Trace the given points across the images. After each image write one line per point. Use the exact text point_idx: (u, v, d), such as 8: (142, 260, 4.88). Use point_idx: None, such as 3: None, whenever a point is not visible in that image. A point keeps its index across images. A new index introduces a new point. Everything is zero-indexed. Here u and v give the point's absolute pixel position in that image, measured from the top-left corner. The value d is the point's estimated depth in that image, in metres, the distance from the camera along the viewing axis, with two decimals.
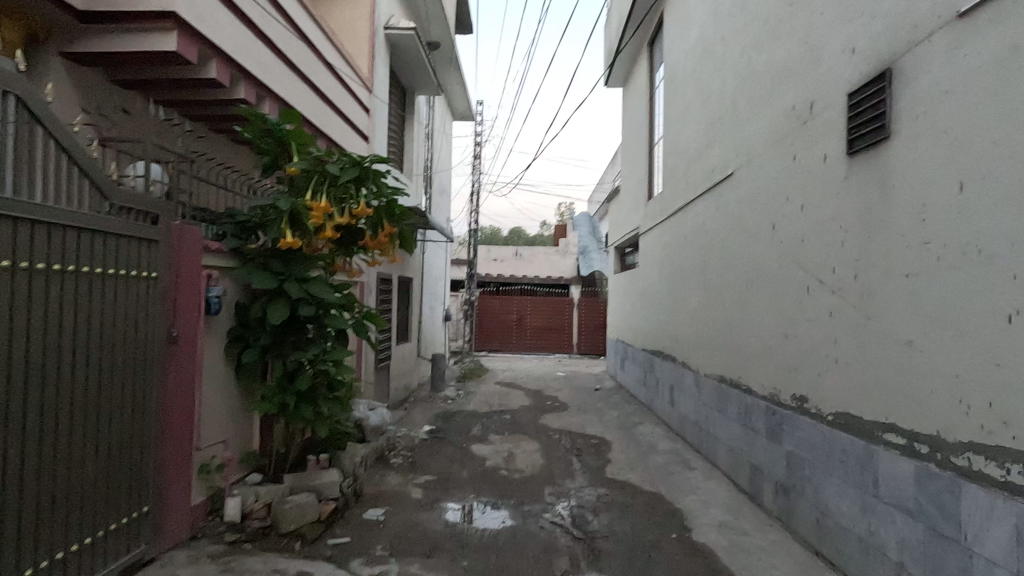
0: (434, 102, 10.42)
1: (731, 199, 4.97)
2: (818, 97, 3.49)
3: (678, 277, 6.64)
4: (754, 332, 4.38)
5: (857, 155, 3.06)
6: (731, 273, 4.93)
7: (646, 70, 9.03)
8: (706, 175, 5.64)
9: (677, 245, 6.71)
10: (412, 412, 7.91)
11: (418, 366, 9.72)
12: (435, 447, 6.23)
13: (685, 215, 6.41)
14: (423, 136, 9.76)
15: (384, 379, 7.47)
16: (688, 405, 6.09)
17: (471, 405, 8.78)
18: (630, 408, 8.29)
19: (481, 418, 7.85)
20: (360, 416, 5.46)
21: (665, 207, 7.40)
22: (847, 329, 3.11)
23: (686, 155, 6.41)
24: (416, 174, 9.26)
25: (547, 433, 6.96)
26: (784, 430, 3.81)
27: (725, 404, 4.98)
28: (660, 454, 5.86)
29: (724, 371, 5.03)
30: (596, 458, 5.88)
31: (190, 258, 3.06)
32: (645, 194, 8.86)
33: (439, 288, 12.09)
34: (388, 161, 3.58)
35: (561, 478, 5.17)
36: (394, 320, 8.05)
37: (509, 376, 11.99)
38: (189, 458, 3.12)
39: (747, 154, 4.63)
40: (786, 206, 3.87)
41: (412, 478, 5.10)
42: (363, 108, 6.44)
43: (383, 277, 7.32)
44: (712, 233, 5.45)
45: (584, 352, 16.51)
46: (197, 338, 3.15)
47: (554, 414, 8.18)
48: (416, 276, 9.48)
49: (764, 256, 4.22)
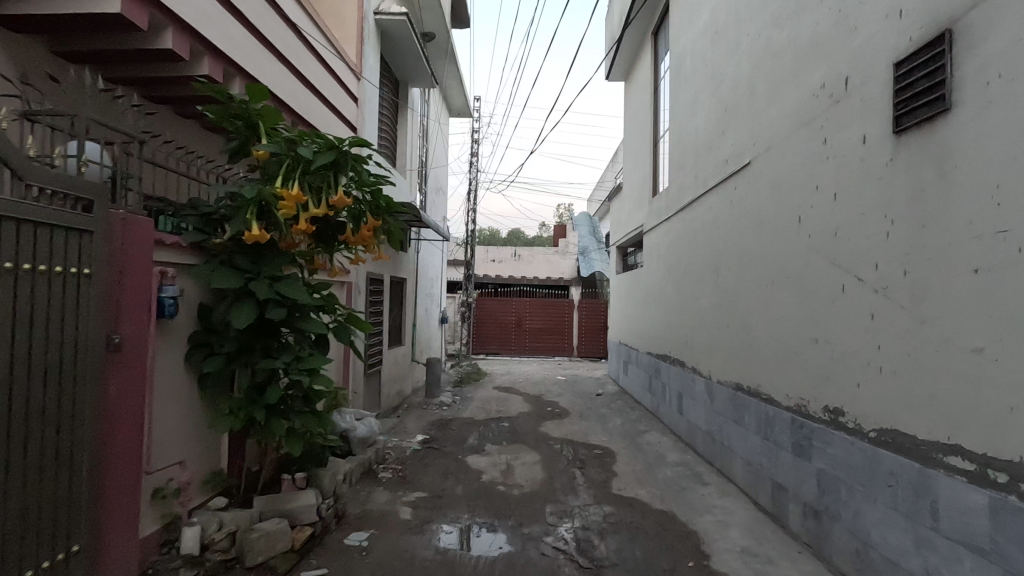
0: (429, 95, 10.02)
1: (747, 192, 4.57)
2: (853, 70, 3.09)
3: (687, 277, 6.23)
4: (776, 336, 3.98)
5: (905, 133, 2.66)
6: (748, 272, 4.53)
7: (649, 61, 8.65)
8: (719, 166, 5.25)
9: (686, 243, 6.30)
10: (405, 420, 7.49)
11: (412, 371, 9.28)
12: (428, 460, 5.81)
13: (694, 211, 6.01)
14: (418, 130, 9.36)
15: (374, 385, 7.05)
16: (698, 413, 5.69)
17: (467, 411, 8.36)
18: (635, 415, 7.88)
19: (478, 426, 7.43)
20: (343, 427, 5.05)
21: (672, 203, 7.00)
22: (894, 333, 2.71)
23: (695, 147, 6.02)
24: (410, 171, 8.86)
25: (547, 443, 6.55)
26: (814, 446, 3.41)
27: (741, 415, 4.58)
28: (669, 466, 5.45)
29: (741, 378, 4.63)
30: (600, 471, 5.47)
31: (136, 252, 2.64)
32: (650, 191, 8.45)
33: (435, 288, 11.69)
34: (369, 144, 3.18)
35: (564, 495, 4.75)
36: (386, 323, 7.63)
37: (508, 380, 11.57)
38: (139, 483, 2.72)
39: (766, 141, 4.23)
40: (815, 195, 3.47)
41: (402, 496, 4.68)
42: (350, 97, 6.03)
43: (373, 277, 6.93)
44: (725, 229, 5.05)
45: (584, 355, 16.10)
46: (146, 344, 2.73)
47: (555, 421, 7.77)
48: (410, 277, 9.06)
49: (788, 253, 3.82)
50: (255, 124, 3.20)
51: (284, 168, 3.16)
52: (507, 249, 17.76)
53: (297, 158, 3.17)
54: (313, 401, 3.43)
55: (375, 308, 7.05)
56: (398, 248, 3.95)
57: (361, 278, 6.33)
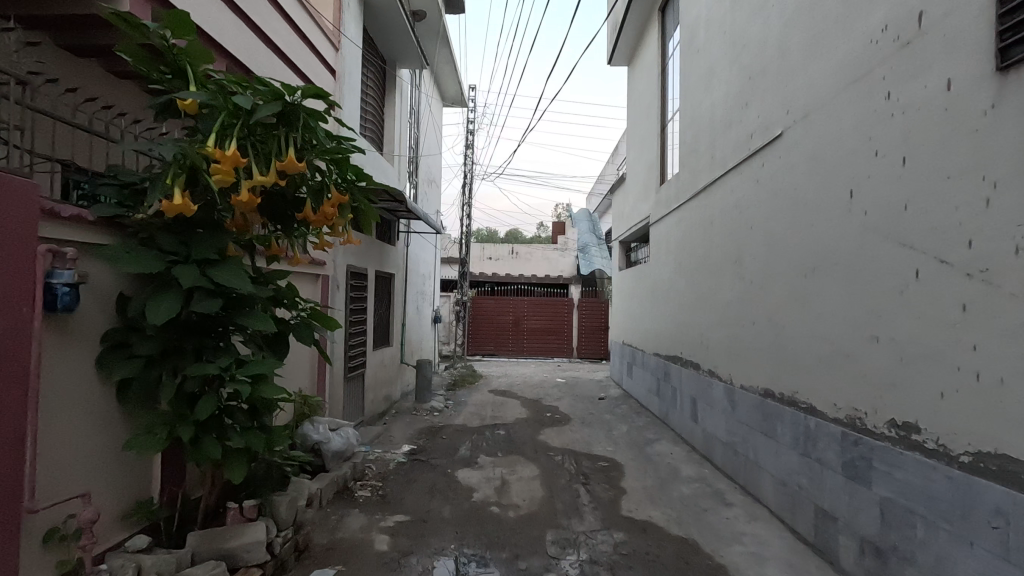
0: (420, 80, 9.39)
1: (778, 168, 3.96)
2: (931, 2, 2.48)
3: (702, 269, 5.61)
4: (817, 336, 3.37)
5: (1017, 67, 2.06)
6: (779, 261, 3.92)
7: (656, 40, 8.04)
8: (741, 142, 4.63)
9: (701, 232, 5.68)
10: (391, 428, 6.85)
11: (401, 374, 8.63)
12: (413, 475, 5.17)
13: (711, 196, 5.40)
14: (407, 116, 8.74)
15: (356, 390, 6.42)
16: (717, 422, 5.07)
17: (460, 418, 7.73)
18: (641, 422, 7.27)
19: (471, 435, 6.79)
20: (315, 438, 4.44)
21: (684, 189, 6.38)
22: (999, 329, 2.10)
23: (711, 125, 5.40)
24: (400, 159, 8.25)
25: (547, 455, 5.91)
26: (875, 470, 2.79)
27: (772, 425, 3.96)
28: (685, 482, 4.82)
29: (771, 383, 4.02)
30: (607, 488, 4.84)
31: (7, 221, 2.00)
32: (657, 179, 7.84)
33: (427, 286, 11.05)
34: (325, 94, 2.54)
35: (567, 518, 4.13)
36: (371, 322, 7.01)
37: (505, 383, 10.93)
38: (16, 530, 2.06)
39: (803, 107, 3.63)
40: (874, 163, 2.86)
41: (380, 520, 4.04)
42: (327, 68, 5.41)
43: (355, 271, 6.30)
44: (750, 214, 4.44)
45: (584, 356, 15.50)
46: (25, 344, 2.09)
47: (555, 429, 7.15)
48: (399, 273, 8.43)
49: (836, 234, 3.20)
50: (184, 69, 2.55)
51: (220, 124, 2.53)
52: (504, 247, 17.10)
53: (236, 111, 2.54)
54: (261, 415, 2.77)
55: (357, 305, 6.42)
56: (371, 231, 3.34)
57: (339, 271, 5.71)
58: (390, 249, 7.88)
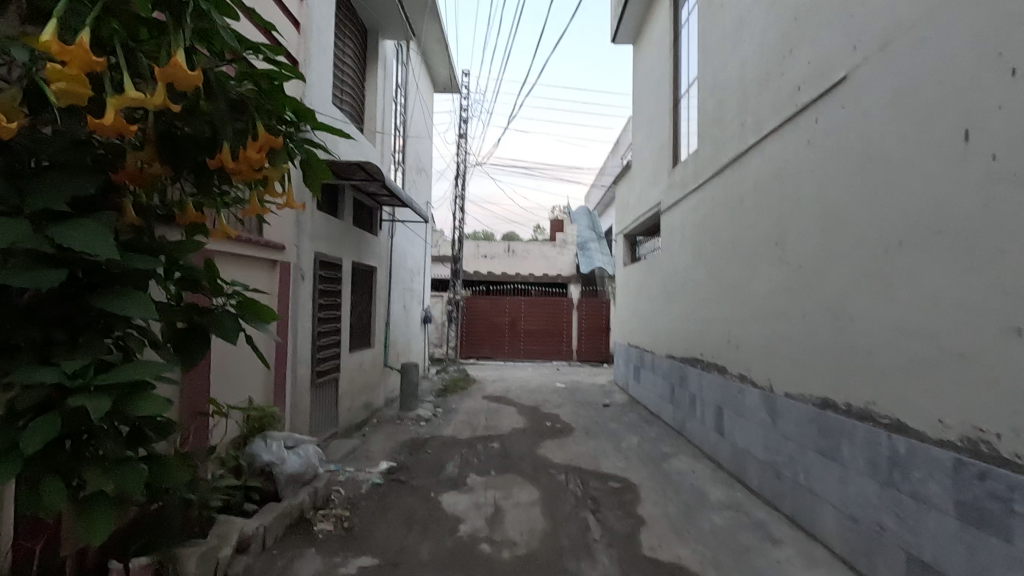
0: (408, 56, 8.57)
1: (840, 121, 3.18)
2: None
3: (729, 256, 4.81)
4: (908, 329, 2.58)
5: None
6: (844, 237, 3.13)
7: (667, 8, 7.26)
8: (784, 98, 3.83)
9: (727, 214, 4.88)
10: (370, 442, 5.99)
11: (384, 378, 7.77)
12: (389, 501, 4.32)
13: (741, 169, 4.60)
14: (392, 93, 7.91)
15: (328, 399, 5.58)
16: (752, 436, 4.24)
17: (449, 428, 6.88)
18: (653, 433, 6.43)
19: (461, 448, 5.95)
20: (267, 459, 3.68)
21: (704, 168, 5.58)
22: None
23: (741, 87, 4.61)
24: (383, 141, 7.44)
25: (548, 474, 5.07)
26: (1019, 517, 1.98)
27: (834, 445, 3.14)
28: (716, 509, 3.99)
29: (832, 391, 3.21)
30: (621, 517, 4.01)
31: None
32: (670, 161, 7.03)
33: (417, 284, 10.21)
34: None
35: (575, 560, 3.30)
36: (348, 321, 6.18)
37: (500, 388, 10.09)
38: None
39: (880, 36, 2.83)
40: (1011, 89, 2.08)
41: (339, 565, 3.19)
42: (288, 17, 4.59)
43: (326, 261, 5.48)
44: (798, 183, 3.64)
45: (585, 359, 14.68)
46: None
47: (557, 441, 6.31)
48: (382, 266, 7.60)
49: (941, 193, 2.41)
50: None
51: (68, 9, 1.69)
52: (499, 244, 16.24)
53: None
54: (145, 441, 1.92)
55: (330, 301, 5.58)
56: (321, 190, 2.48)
57: (304, 259, 4.89)
58: (371, 239, 7.05)
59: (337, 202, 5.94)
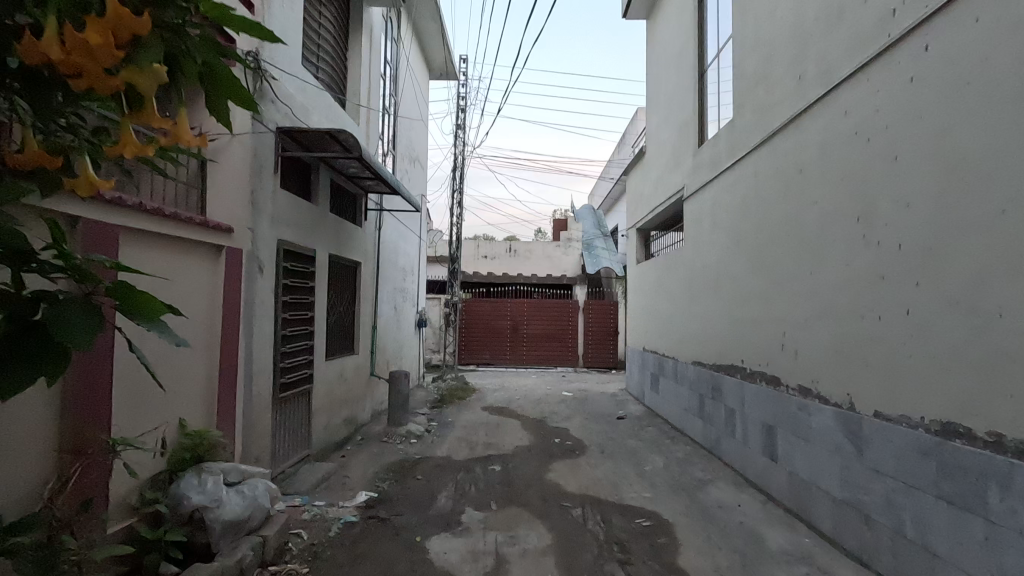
0: (398, 31, 7.74)
1: (971, 43, 2.32)
2: None
3: (782, 241, 3.94)
4: None
5: None
6: (982, 200, 2.26)
7: None
8: (868, 32, 2.97)
9: (779, 190, 4.01)
10: (348, 466, 5.08)
11: (370, 389, 6.87)
12: (363, 549, 3.41)
13: (799, 133, 3.73)
14: (380, 68, 7.06)
15: (297, 416, 4.68)
16: (823, 467, 3.34)
17: (443, 447, 5.96)
18: (681, 453, 5.52)
19: (456, 473, 5.05)
20: (198, 502, 2.80)
21: (744, 140, 4.71)
22: None
23: (797, 33, 3.74)
24: (369, 121, 6.59)
25: (561, 508, 4.16)
26: None
27: (970, 490, 2.26)
28: (782, 563, 3.08)
29: (961, 415, 2.33)
30: (659, 572, 3.10)
31: None
32: (695, 140, 6.17)
33: (409, 283, 9.32)
34: None
35: None
36: (324, 323, 5.28)
37: (501, 398, 9.18)
38: None
39: None
40: None
41: None
42: None
43: (295, 252, 4.61)
44: (895, 137, 2.78)
45: (592, 366, 13.76)
46: None
47: (569, 463, 5.41)
48: (367, 262, 6.71)
49: None
50: None
51: None
52: (500, 245, 15.36)
53: None
54: None
55: (298, 300, 4.69)
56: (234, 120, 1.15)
57: (264, 247, 4.02)
58: (354, 231, 6.18)
59: (310, 184, 5.06)
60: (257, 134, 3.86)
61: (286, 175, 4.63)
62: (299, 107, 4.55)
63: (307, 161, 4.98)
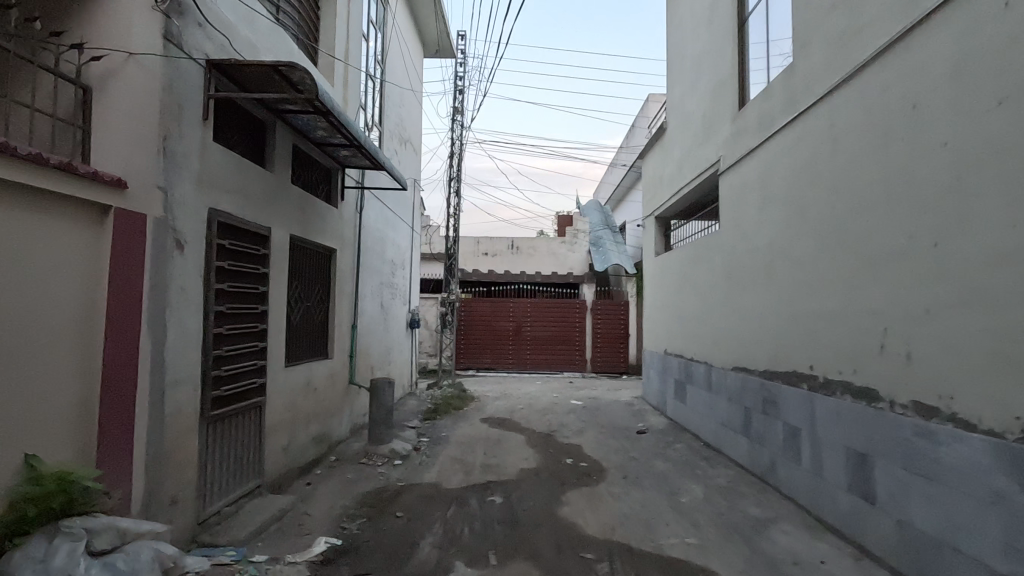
0: None
1: None
2: None
3: (882, 205, 2.92)
4: None
5: None
6: None
7: None
8: None
9: (874, 140, 3.00)
10: (309, 498, 4.06)
11: (348, 400, 5.85)
12: None
13: (909, 58, 2.73)
14: (362, 25, 6.06)
15: (242, 437, 3.67)
16: (968, 521, 2.32)
17: (431, 470, 4.94)
18: (723, 480, 4.49)
19: (445, 507, 4.03)
20: None
21: (810, 87, 3.71)
22: None
23: None
24: (347, 83, 5.59)
25: (582, 562, 3.13)
26: None
27: None
28: None
29: None
30: None
31: None
32: (734, 102, 5.15)
33: (399, 279, 8.30)
34: None
35: None
36: (282, 320, 4.27)
37: (502, 408, 8.15)
38: None
39: None
40: None
41: None
42: None
43: (239, 229, 3.61)
44: None
45: (600, 370, 12.74)
46: None
47: (585, 492, 4.38)
48: (345, 249, 5.70)
49: None
50: None
51: None
52: (502, 241, 14.33)
53: None
54: None
55: (244, 290, 3.68)
56: None
57: (185, 216, 3.00)
58: (327, 211, 5.17)
59: (263, 145, 4.05)
60: (174, 62, 2.86)
61: (225, 129, 3.62)
62: (243, 42, 3.55)
63: (259, 116, 3.97)
